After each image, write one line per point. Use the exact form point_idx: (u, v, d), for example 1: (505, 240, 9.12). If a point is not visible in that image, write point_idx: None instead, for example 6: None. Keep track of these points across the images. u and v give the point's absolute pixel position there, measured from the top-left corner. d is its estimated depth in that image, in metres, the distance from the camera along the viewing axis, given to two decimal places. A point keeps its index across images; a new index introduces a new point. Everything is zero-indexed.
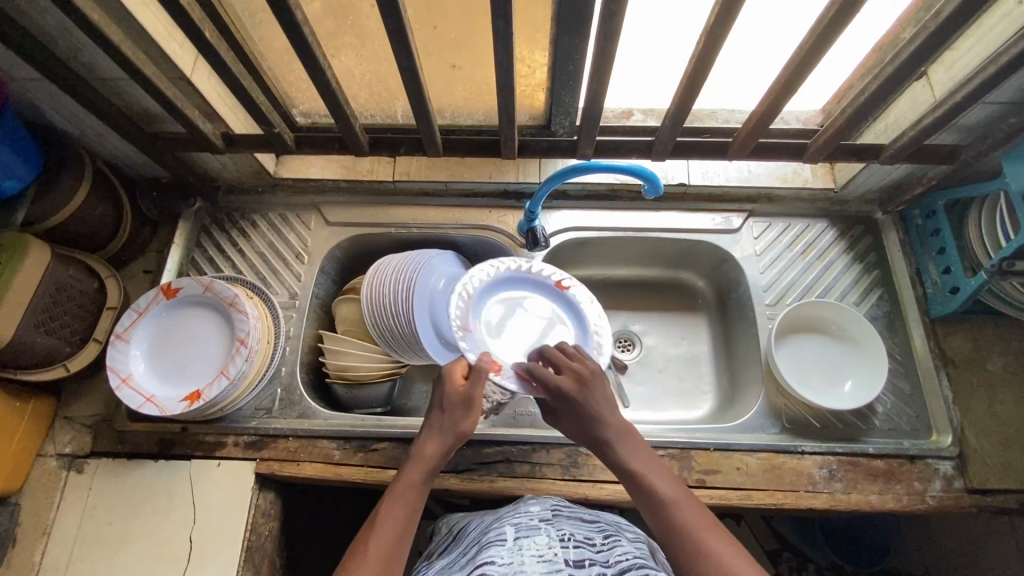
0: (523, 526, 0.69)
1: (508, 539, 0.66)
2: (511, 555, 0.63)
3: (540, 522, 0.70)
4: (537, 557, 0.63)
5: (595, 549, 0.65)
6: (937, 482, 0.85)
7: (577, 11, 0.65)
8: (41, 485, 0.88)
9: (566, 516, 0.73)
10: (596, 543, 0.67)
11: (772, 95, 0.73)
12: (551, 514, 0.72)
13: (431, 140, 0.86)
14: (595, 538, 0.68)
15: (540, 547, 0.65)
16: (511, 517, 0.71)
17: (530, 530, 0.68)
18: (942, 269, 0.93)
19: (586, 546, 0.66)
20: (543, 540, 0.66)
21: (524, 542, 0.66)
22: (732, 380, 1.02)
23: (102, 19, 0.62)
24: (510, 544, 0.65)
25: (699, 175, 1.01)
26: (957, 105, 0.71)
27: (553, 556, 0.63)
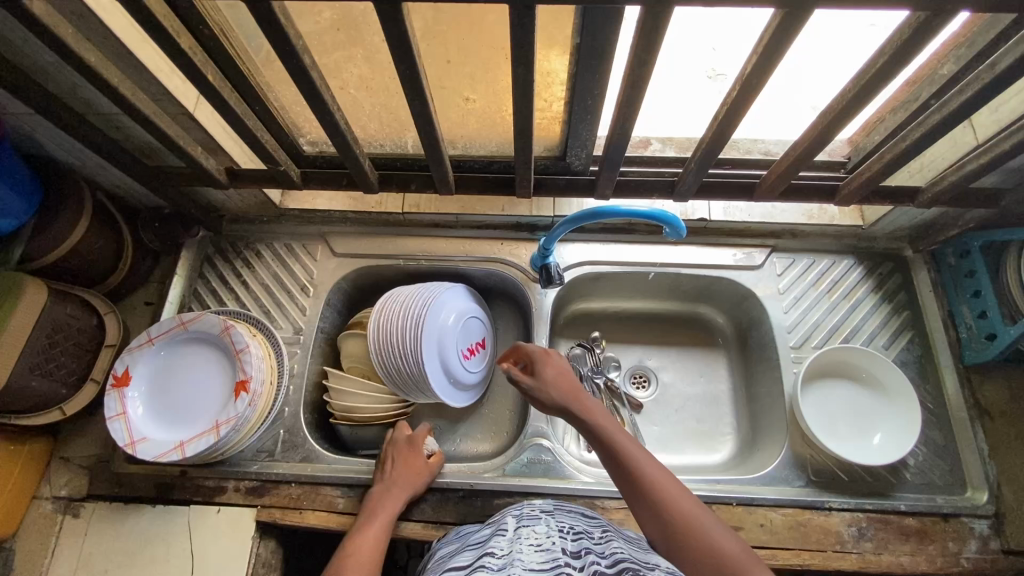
0: (525, 519, 0.66)
1: (509, 531, 0.63)
2: (511, 545, 0.59)
3: (541, 514, 0.68)
4: (534, 545, 0.58)
5: (595, 541, 0.60)
6: (972, 543, 0.81)
7: (600, 57, 0.61)
8: (36, 530, 0.85)
9: (569, 511, 0.69)
10: (596, 537, 0.62)
11: (807, 141, 0.68)
12: (553, 509, 0.70)
13: (442, 178, 0.82)
14: (598, 534, 0.63)
15: (539, 536, 0.60)
16: (513, 513, 0.69)
17: (530, 521, 0.65)
18: (977, 314, 0.89)
19: (585, 538, 0.61)
20: (541, 530, 0.62)
21: (523, 532, 0.62)
22: (753, 423, 0.98)
23: (100, 61, 0.59)
24: (510, 534, 0.62)
25: (721, 211, 0.97)
26: (1005, 153, 0.66)
27: (550, 544, 0.58)
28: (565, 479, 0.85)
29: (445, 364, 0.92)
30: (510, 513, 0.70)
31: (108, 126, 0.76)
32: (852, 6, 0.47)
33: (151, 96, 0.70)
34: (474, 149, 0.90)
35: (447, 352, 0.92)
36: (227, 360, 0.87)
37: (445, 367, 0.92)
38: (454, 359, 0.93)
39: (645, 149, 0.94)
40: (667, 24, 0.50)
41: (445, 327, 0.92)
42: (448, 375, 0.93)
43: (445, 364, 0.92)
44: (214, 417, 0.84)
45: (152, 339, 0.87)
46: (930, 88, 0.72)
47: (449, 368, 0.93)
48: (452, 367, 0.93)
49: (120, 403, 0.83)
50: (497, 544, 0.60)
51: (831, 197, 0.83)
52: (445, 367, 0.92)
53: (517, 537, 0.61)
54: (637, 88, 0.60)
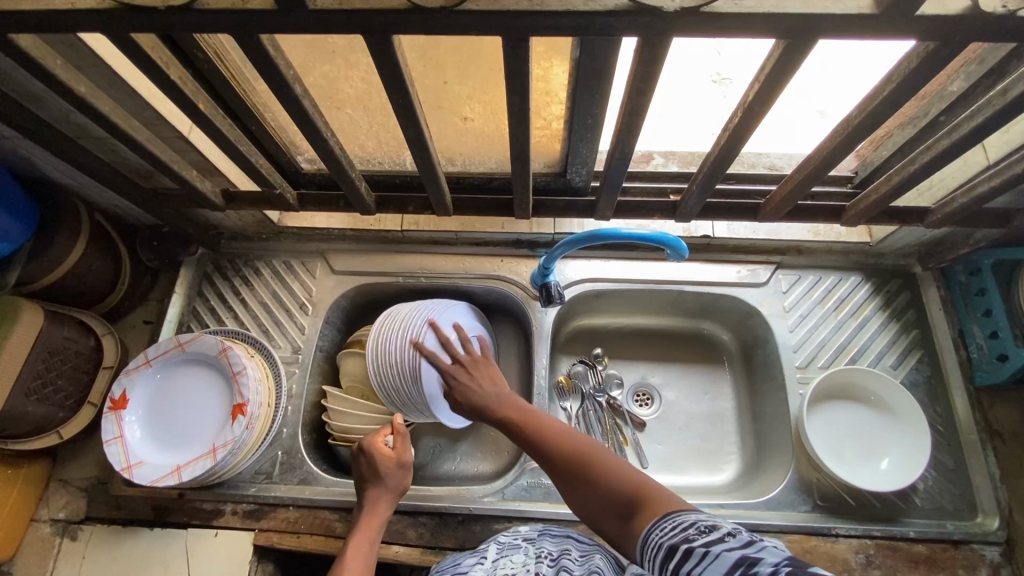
0: (506, 548, 0.64)
1: (486, 561, 0.62)
2: None
3: (522, 541, 0.66)
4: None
5: (569, 560, 0.59)
6: (983, 571, 0.78)
7: (597, 84, 0.59)
8: (34, 553, 0.84)
9: (553, 536, 0.66)
10: (572, 557, 0.60)
11: (812, 164, 0.66)
12: (536, 534, 0.68)
13: (440, 201, 0.81)
14: (575, 552, 0.61)
15: (515, 565, 0.59)
16: (493, 540, 0.67)
17: (510, 549, 0.64)
18: (988, 334, 0.87)
19: (561, 559, 0.59)
20: (519, 558, 0.60)
21: (500, 563, 0.61)
22: (758, 443, 0.96)
23: (90, 90, 0.58)
24: (488, 565, 0.61)
25: (725, 228, 0.95)
26: (1018, 176, 0.64)
27: (523, 573, 0.57)
28: (565, 504, 0.84)
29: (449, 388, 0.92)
30: (493, 540, 0.68)
31: (103, 149, 0.76)
32: (857, 35, 0.45)
33: (144, 120, 0.70)
34: (473, 166, 0.88)
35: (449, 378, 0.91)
36: (225, 382, 0.87)
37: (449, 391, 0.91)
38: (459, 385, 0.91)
39: (648, 164, 0.93)
40: (665, 53, 0.49)
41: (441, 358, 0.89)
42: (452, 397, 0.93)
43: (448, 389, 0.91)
44: (210, 439, 0.83)
45: (149, 361, 0.87)
46: (938, 105, 0.71)
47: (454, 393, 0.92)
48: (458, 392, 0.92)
49: (117, 426, 0.83)
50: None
51: (837, 217, 0.81)
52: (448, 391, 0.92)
53: (493, 568, 0.60)
54: (636, 116, 0.59)
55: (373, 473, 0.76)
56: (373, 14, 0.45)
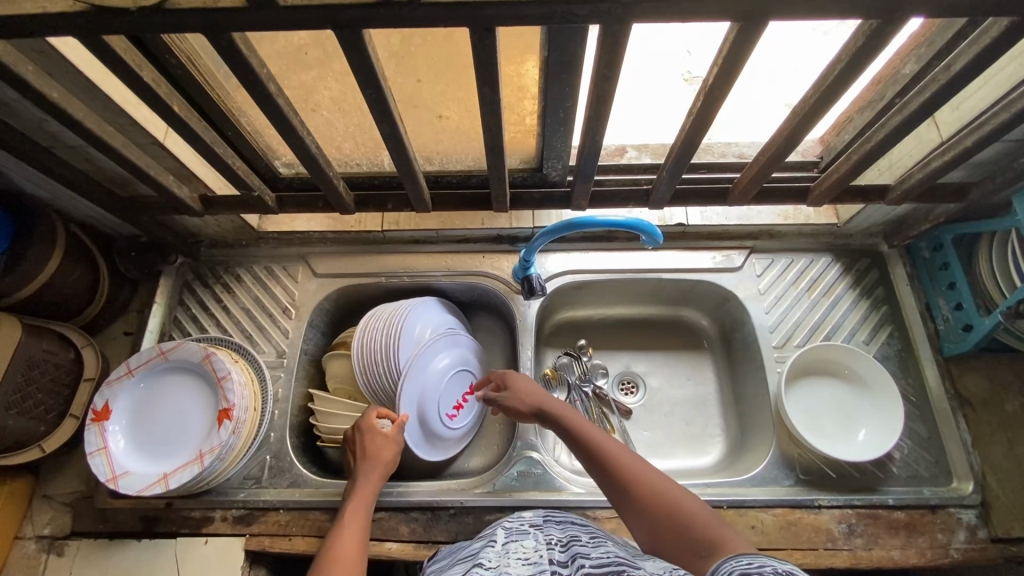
0: (514, 534, 0.64)
1: (497, 544, 0.61)
2: (498, 557, 0.57)
3: (530, 528, 0.65)
4: (521, 558, 0.56)
5: (582, 546, 0.58)
6: (960, 533, 0.81)
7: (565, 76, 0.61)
8: (17, 572, 0.83)
9: (558, 522, 0.67)
10: (583, 544, 0.59)
11: (775, 145, 0.69)
12: (542, 522, 0.67)
13: (420, 197, 0.82)
14: (584, 540, 0.60)
15: (527, 549, 0.58)
16: (501, 528, 0.67)
17: (519, 535, 0.63)
18: (954, 305, 0.90)
19: (571, 544, 0.58)
20: (530, 543, 0.60)
21: (511, 546, 0.60)
22: (741, 424, 0.99)
23: (63, 96, 0.59)
24: (498, 548, 0.60)
25: (698, 215, 0.98)
26: (968, 150, 0.68)
27: (537, 557, 0.55)
28: (556, 491, 0.85)
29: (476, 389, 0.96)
30: (500, 526, 0.68)
31: (77, 158, 0.76)
32: (802, 18, 0.48)
33: (118, 127, 0.70)
34: (451, 164, 0.90)
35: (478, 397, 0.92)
36: (209, 389, 0.86)
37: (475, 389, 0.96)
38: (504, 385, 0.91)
39: (620, 156, 0.96)
40: (626, 39, 0.51)
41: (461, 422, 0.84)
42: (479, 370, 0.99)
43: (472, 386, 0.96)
44: (197, 445, 0.83)
45: (131, 371, 0.86)
46: (894, 88, 0.74)
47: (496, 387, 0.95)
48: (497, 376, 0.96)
49: (100, 437, 0.82)
50: (484, 556, 0.57)
51: (804, 197, 0.84)
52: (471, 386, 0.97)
53: (505, 550, 0.58)
54: (602, 102, 0.61)
55: (369, 449, 0.80)
56: (347, 9, 0.47)
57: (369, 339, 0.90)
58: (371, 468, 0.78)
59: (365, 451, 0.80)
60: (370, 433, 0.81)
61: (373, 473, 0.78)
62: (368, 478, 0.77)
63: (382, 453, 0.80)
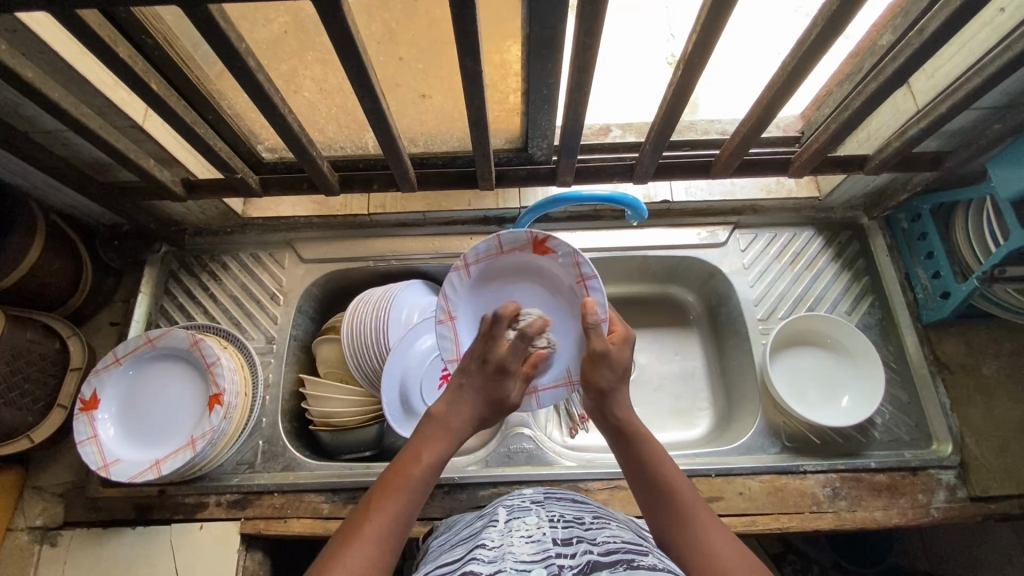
0: (516, 510, 0.55)
1: (496, 523, 0.52)
2: (501, 538, 0.48)
3: (532, 504, 0.56)
4: (525, 538, 0.47)
5: (589, 528, 0.49)
6: (940, 493, 0.84)
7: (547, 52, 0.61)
8: (11, 563, 0.82)
9: (561, 499, 0.57)
10: (589, 524, 0.50)
11: (755, 115, 0.70)
12: (543, 498, 0.58)
13: (405, 176, 0.82)
14: (591, 519, 0.52)
15: (530, 527, 0.49)
16: (500, 505, 0.58)
17: (521, 511, 0.54)
18: (932, 274, 0.92)
19: (577, 525, 0.50)
20: (533, 520, 0.51)
21: (512, 525, 0.51)
22: (728, 396, 1.01)
23: (39, 76, 0.58)
24: (501, 526, 0.51)
25: (682, 192, 0.99)
26: (942, 116, 0.69)
27: (541, 535, 0.47)
28: (548, 465, 0.87)
29: (495, 273, 0.78)
30: (501, 504, 0.58)
31: (55, 144, 0.75)
32: None
33: (96, 109, 0.70)
34: (436, 145, 0.87)
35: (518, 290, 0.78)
36: (199, 376, 0.86)
37: (494, 271, 0.78)
38: (561, 279, 0.76)
39: (606, 135, 0.95)
40: (605, 7, 0.52)
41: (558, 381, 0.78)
42: (480, 246, 0.76)
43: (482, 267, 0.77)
44: (189, 431, 0.83)
45: (119, 359, 0.86)
46: (871, 59, 0.75)
47: (526, 265, 0.78)
48: (519, 252, 0.77)
49: (90, 426, 0.82)
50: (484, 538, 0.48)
51: (785, 169, 0.86)
52: (477, 271, 0.78)
53: (505, 529, 0.50)
54: (585, 74, 0.62)
55: (490, 387, 0.62)
56: None
57: (358, 320, 0.90)
58: (467, 400, 0.61)
59: (475, 384, 0.62)
60: (507, 376, 0.62)
61: (472, 410, 0.61)
62: (459, 410, 0.61)
63: (498, 391, 0.63)
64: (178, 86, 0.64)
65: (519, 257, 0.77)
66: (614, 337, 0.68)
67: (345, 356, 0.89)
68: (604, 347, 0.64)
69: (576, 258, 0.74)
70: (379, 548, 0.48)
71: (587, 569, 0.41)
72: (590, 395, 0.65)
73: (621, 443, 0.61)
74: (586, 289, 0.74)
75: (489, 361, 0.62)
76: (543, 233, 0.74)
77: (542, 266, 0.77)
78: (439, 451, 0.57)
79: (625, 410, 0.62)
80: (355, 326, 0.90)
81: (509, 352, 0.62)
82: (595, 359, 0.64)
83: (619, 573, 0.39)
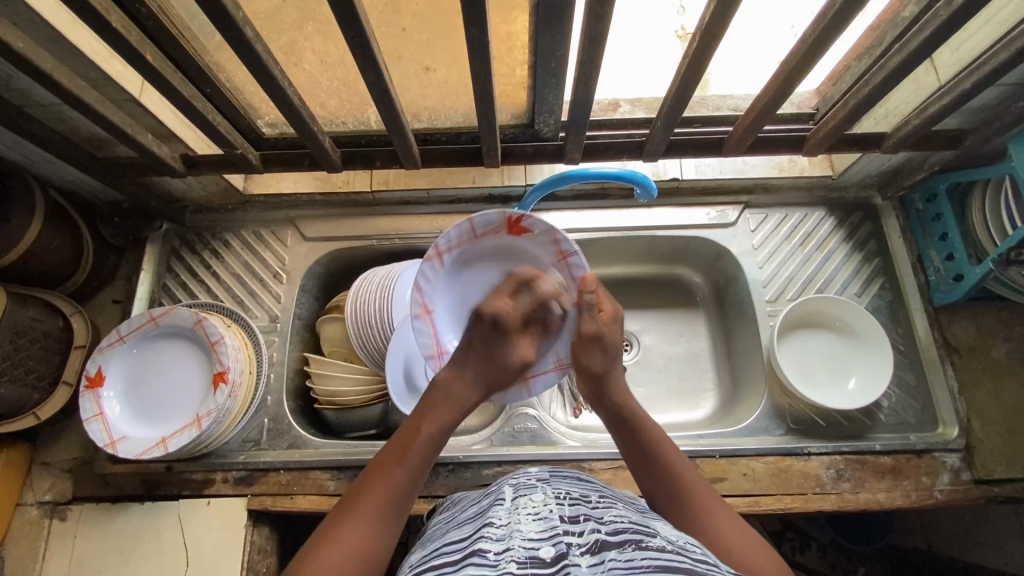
0: (521, 488, 0.54)
1: (503, 501, 0.51)
2: (508, 515, 0.48)
3: (537, 482, 0.54)
4: (532, 515, 0.47)
5: (595, 507, 0.48)
6: (945, 475, 0.84)
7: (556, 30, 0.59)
8: (22, 537, 0.84)
9: (567, 477, 0.56)
10: (595, 503, 0.50)
11: (769, 93, 0.68)
12: (549, 475, 0.57)
13: (407, 152, 0.80)
14: (598, 498, 0.52)
15: (537, 504, 0.48)
16: (506, 482, 0.57)
17: (527, 489, 0.53)
18: (945, 256, 0.90)
19: (583, 503, 0.49)
20: (540, 498, 0.50)
21: (518, 502, 0.50)
22: (733, 378, 1.00)
23: (29, 47, 0.56)
24: (508, 504, 0.50)
25: (692, 169, 0.97)
26: (965, 93, 0.67)
27: (548, 513, 0.47)
28: (552, 445, 0.88)
29: (464, 257, 0.76)
30: (507, 481, 0.57)
31: (49, 118, 0.74)
32: None
33: (90, 82, 0.68)
34: (439, 120, 0.86)
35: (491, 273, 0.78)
36: (204, 354, 0.86)
37: (466, 255, 0.76)
38: (536, 258, 0.75)
39: (614, 111, 0.94)
40: None
41: (549, 367, 0.75)
42: (454, 231, 0.72)
43: (455, 254, 0.75)
44: (195, 409, 0.83)
45: (123, 337, 0.85)
46: (891, 32, 0.72)
47: (499, 248, 0.76)
48: (493, 234, 0.75)
49: (95, 404, 0.82)
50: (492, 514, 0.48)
51: (799, 147, 0.83)
52: (450, 259, 0.75)
53: (512, 506, 0.49)
54: (596, 44, 0.59)
55: (501, 351, 0.62)
56: None
57: (367, 294, 0.89)
58: (477, 368, 0.61)
59: (479, 349, 0.62)
60: (505, 333, 0.62)
61: (478, 378, 0.61)
62: (465, 380, 0.60)
63: (500, 356, 0.62)
64: (174, 58, 0.62)
65: (493, 240, 0.75)
66: (602, 312, 0.66)
67: (349, 331, 0.89)
68: (596, 329, 0.64)
69: (555, 236, 0.73)
70: (379, 521, 0.49)
71: (595, 548, 0.40)
72: (584, 379, 0.64)
73: (624, 426, 0.60)
74: (569, 269, 0.73)
75: (484, 315, 0.62)
76: (516, 214, 0.71)
77: (516, 247, 0.75)
78: (443, 424, 0.56)
79: (625, 394, 0.62)
80: (361, 299, 0.90)
81: (507, 307, 0.63)
82: (587, 341, 0.64)
83: (627, 552, 0.39)
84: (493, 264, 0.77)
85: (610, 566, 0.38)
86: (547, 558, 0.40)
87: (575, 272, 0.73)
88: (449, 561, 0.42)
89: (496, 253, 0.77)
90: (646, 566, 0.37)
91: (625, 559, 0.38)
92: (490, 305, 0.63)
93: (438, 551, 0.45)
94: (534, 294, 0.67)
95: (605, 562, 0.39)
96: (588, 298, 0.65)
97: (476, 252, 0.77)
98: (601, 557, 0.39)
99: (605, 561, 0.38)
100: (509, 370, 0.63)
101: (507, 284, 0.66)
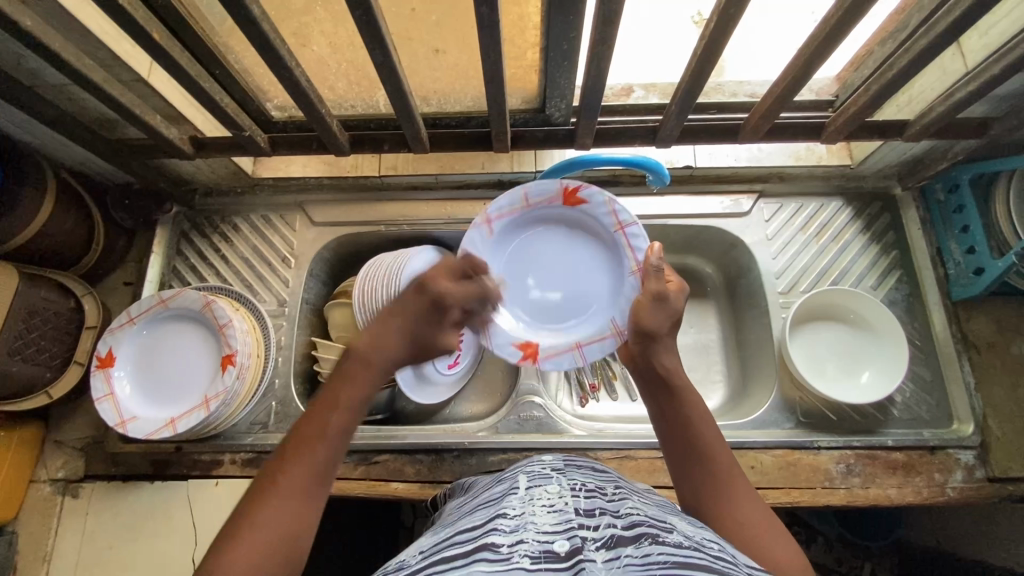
0: (535, 478, 0.52)
1: (516, 492, 0.50)
2: (521, 506, 0.47)
3: (551, 472, 0.53)
4: (547, 507, 0.46)
5: (611, 500, 0.48)
6: (958, 472, 0.82)
7: (569, 11, 0.57)
8: (36, 513, 0.86)
9: (581, 467, 0.55)
10: (610, 495, 0.49)
11: (789, 75, 0.66)
12: (563, 466, 0.55)
13: (415, 136, 0.79)
14: (612, 490, 0.51)
15: (552, 495, 0.48)
16: (520, 470, 0.56)
17: (540, 480, 0.51)
18: (965, 249, 0.87)
19: (597, 496, 0.48)
20: (554, 489, 0.49)
21: (533, 493, 0.49)
22: (744, 369, 0.99)
23: (37, 25, 0.55)
24: (520, 494, 0.49)
25: (706, 157, 0.95)
26: (994, 78, 0.64)
27: (563, 505, 0.46)
28: (559, 434, 0.87)
29: (519, 224, 0.80)
30: (521, 470, 0.56)
31: (59, 99, 0.74)
32: None
33: (99, 61, 0.68)
34: (449, 105, 0.85)
35: (549, 241, 0.81)
36: (212, 335, 0.86)
37: (518, 222, 0.80)
38: (597, 226, 0.79)
39: (627, 97, 0.92)
40: None
41: (602, 333, 0.77)
42: (504, 199, 0.77)
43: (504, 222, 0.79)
44: (203, 391, 0.83)
45: (133, 319, 0.86)
46: (917, 15, 0.69)
47: (557, 217, 0.80)
48: (548, 205, 0.79)
49: (106, 383, 0.83)
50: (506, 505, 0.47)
51: (817, 134, 0.81)
52: (500, 227, 0.79)
53: (526, 497, 0.48)
54: (610, 24, 0.57)
55: (438, 325, 0.62)
56: None
57: (375, 278, 0.89)
58: (398, 332, 0.59)
59: (406, 318, 0.60)
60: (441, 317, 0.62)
61: (408, 348, 0.60)
62: (383, 342, 0.58)
63: (430, 335, 0.62)
64: (179, 38, 0.61)
65: (547, 210, 0.79)
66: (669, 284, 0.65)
67: (356, 312, 0.88)
68: (660, 289, 0.64)
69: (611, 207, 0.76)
70: (304, 497, 0.47)
71: (610, 543, 0.40)
72: (636, 339, 0.64)
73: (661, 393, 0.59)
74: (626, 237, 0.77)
75: (428, 291, 0.61)
76: (573, 183, 0.76)
77: (572, 217, 0.80)
78: (360, 394, 0.54)
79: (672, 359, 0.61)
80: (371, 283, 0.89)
81: (450, 287, 0.63)
82: (649, 302, 0.64)
83: (643, 549, 0.38)
84: (550, 233, 0.81)
85: (626, 563, 0.37)
86: (561, 553, 0.39)
87: (634, 241, 0.76)
88: (461, 550, 0.41)
89: (557, 223, 0.81)
90: (664, 563, 0.36)
91: (642, 556, 0.37)
92: (437, 285, 0.62)
93: (450, 538, 0.44)
94: (474, 280, 0.65)
95: (621, 558, 0.38)
96: (652, 273, 0.65)
97: (526, 220, 0.80)
98: (616, 553, 0.39)
99: (622, 557, 0.38)
100: (435, 347, 0.63)
101: (452, 266, 0.64)
